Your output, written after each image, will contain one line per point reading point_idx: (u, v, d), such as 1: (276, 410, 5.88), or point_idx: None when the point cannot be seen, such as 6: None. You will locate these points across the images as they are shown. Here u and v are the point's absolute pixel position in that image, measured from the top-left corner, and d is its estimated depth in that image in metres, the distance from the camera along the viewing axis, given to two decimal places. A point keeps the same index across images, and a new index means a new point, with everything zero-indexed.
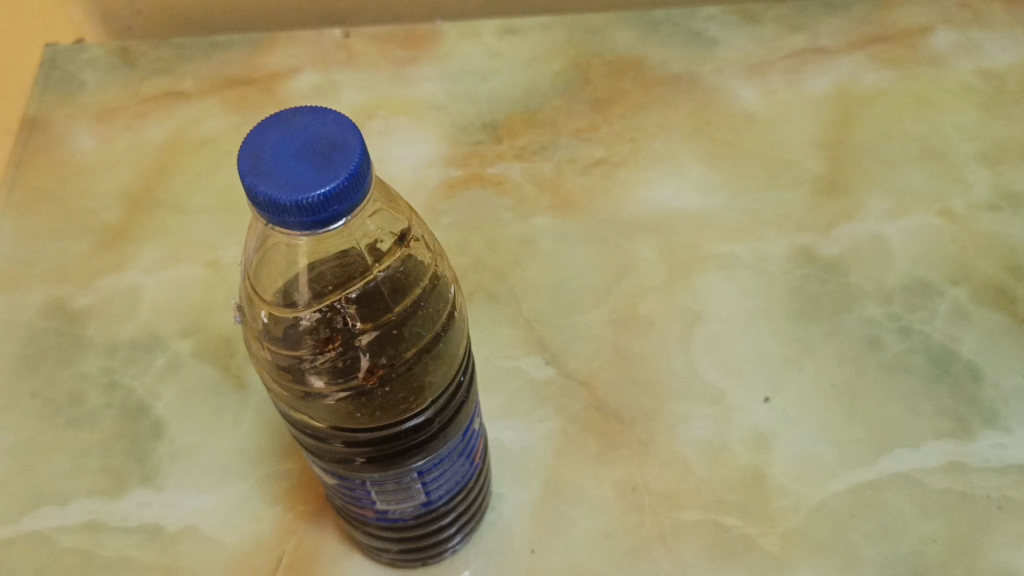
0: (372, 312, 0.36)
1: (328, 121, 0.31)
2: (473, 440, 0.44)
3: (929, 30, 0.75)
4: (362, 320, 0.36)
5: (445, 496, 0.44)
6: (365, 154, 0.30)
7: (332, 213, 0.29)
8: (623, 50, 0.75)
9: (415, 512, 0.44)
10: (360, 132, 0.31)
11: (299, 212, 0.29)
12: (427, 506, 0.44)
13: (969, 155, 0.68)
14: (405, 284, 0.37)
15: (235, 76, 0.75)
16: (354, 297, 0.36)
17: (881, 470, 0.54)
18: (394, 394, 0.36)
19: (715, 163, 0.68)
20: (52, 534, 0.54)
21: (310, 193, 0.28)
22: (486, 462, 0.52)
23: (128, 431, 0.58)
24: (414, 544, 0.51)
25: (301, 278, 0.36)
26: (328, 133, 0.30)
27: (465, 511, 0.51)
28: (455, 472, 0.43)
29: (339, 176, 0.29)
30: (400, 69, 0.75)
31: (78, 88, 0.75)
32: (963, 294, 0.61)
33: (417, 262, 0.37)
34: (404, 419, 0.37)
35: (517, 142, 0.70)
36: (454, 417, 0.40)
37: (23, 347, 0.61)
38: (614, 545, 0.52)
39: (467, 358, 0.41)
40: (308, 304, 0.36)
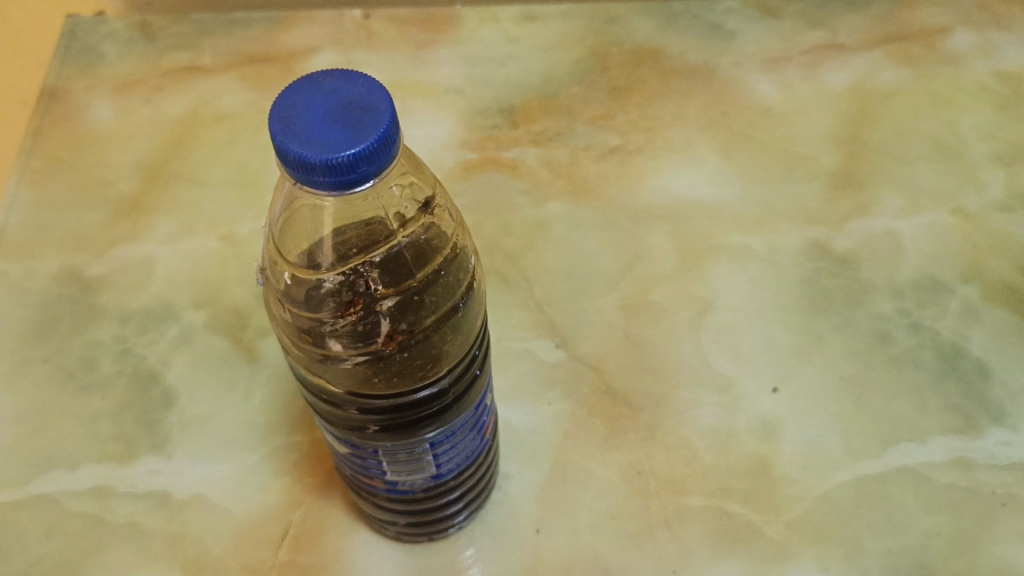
0: (395, 277, 0.37)
1: (360, 85, 0.31)
2: (484, 416, 0.44)
3: (948, 30, 0.75)
4: (384, 285, 0.37)
5: (454, 470, 0.44)
6: (395, 118, 0.30)
7: (360, 174, 0.30)
8: (642, 40, 0.75)
9: (424, 485, 0.44)
10: (390, 96, 0.31)
11: (328, 171, 0.29)
12: (436, 479, 0.44)
13: (985, 156, 0.68)
14: (429, 252, 0.37)
15: (254, 53, 0.75)
16: (377, 262, 0.37)
17: (886, 463, 0.55)
18: (412, 361, 0.37)
19: (731, 155, 0.68)
20: (61, 497, 0.54)
21: (339, 153, 0.29)
22: (495, 440, 0.53)
23: (139, 399, 0.58)
24: (420, 518, 0.51)
25: (324, 242, 0.36)
26: (359, 96, 0.31)
27: (471, 487, 0.51)
28: (466, 446, 0.43)
29: (369, 138, 0.29)
30: (419, 52, 0.75)
31: (98, 59, 0.76)
32: (974, 292, 0.61)
33: (441, 231, 0.38)
34: (420, 387, 0.37)
35: (534, 127, 0.70)
36: (467, 392, 0.40)
37: (37, 313, 0.61)
38: (618, 527, 0.53)
39: (483, 331, 0.41)
40: (331, 267, 0.37)
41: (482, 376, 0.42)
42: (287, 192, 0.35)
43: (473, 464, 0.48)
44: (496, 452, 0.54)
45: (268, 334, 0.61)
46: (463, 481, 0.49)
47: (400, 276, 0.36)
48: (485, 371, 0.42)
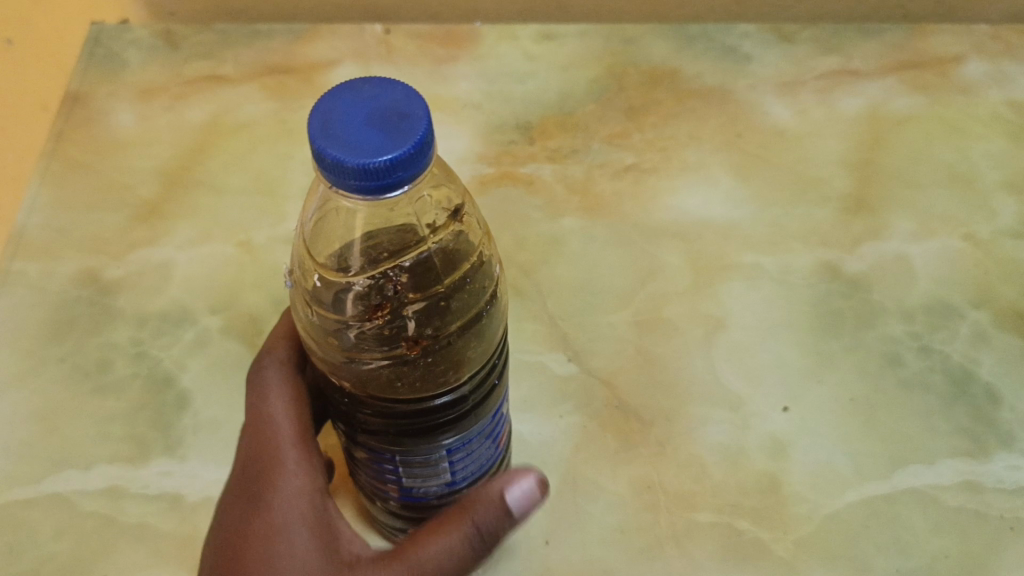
0: (423, 282, 0.38)
1: (396, 95, 0.32)
2: (500, 425, 0.45)
3: (961, 59, 0.76)
4: (411, 290, 0.38)
5: (469, 478, 0.45)
6: (430, 125, 0.31)
7: (396, 179, 0.30)
8: (659, 61, 0.76)
9: (438, 492, 0.44)
10: (426, 104, 0.32)
11: (363, 175, 0.30)
12: (451, 486, 0.44)
13: (995, 183, 0.69)
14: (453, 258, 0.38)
15: (276, 65, 0.77)
16: (407, 266, 0.38)
17: (895, 484, 0.55)
18: (435, 366, 0.37)
19: (745, 176, 0.69)
20: (73, 496, 0.55)
21: (376, 158, 0.30)
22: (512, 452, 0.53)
23: (154, 402, 0.59)
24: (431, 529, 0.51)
25: (353, 246, 0.38)
26: (393, 105, 0.31)
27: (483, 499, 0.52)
28: (481, 454, 0.43)
29: (406, 144, 0.30)
30: (438, 66, 0.76)
31: (121, 67, 0.77)
32: (984, 317, 0.61)
33: (467, 237, 0.39)
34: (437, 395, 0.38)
35: (550, 144, 0.71)
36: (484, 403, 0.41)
37: (55, 313, 0.62)
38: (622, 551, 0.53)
39: (503, 342, 0.42)
40: (361, 270, 0.38)
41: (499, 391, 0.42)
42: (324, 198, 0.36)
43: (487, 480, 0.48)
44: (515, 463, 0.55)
45: None
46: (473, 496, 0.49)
47: (428, 282, 0.38)
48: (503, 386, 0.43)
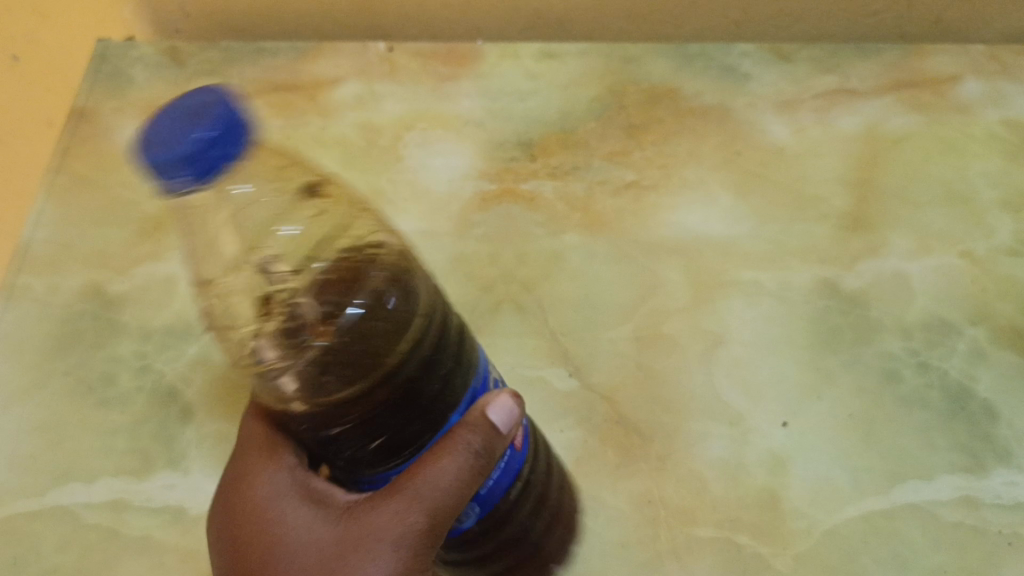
0: (365, 321, 0.42)
1: (229, 129, 0.41)
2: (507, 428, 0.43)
3: (958, 79, 0.76)
4: (356, 329, 0.42)
5: (496, 489, 0.43)
6: (226, 109, 0.41)
7: (208, 155, 0.40)
8: (659, 80, 0.77)
9: (472, 513, 0.43)
10: (236, 103, 0.42)
11: (182, 165, 0.40)
12: (482, 503, 0.43)
13: (992, 202, 0.69)
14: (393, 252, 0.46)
15: (281, 82, 0.78)
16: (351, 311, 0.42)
17: (894, 500, 0.55)
18: (388, 393, 0.41)
19: (744, 193, 0.70)
20: (76, 509, 0.56)
21: (185, 144, 0.40)
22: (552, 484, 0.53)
23: (157, 415, 0.59)
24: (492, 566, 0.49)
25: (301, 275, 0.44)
26: (226, 142, 0.41)
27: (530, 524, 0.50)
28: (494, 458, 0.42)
29: (204, 126, 0.41)
30: (441, 85, 0.77)
31: (127, 84, 0.78)
32: (981, 334, 0.62)
33: (297, 220, 0.46)
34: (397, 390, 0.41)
35: (551, 161, 0.72)
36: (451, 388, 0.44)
37: (61, 328, 0.63)
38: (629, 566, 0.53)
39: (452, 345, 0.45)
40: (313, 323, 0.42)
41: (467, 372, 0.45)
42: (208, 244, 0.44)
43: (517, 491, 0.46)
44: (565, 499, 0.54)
45: None
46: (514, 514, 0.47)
47: (369, 321, 0.42)
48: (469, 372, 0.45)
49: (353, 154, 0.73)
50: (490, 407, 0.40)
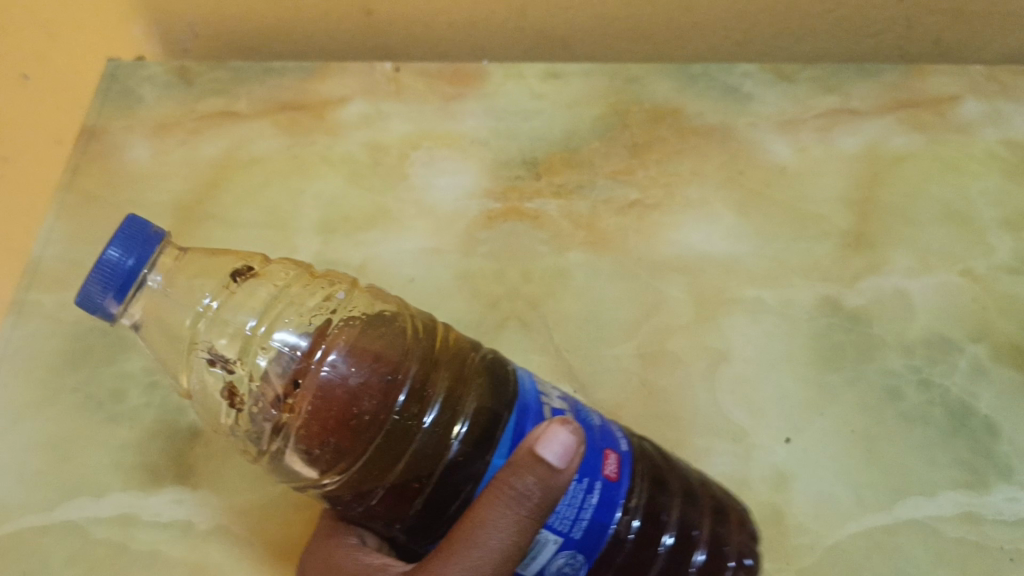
0: (310, 370, 0.44)
1: (128, 239, 0.45)
2: (588, 463, 0.43)
3: (958, 99, 0.77)
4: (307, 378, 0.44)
5: (589, 528, 0.43)
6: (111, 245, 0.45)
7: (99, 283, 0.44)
8: (662, 100, 0.78)
9: (570, 556, 0.43)
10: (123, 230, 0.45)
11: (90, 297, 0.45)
12: (577, 545, 0.43)
13: (993, 220, 0.70)
14: (341, 302, 0.49)
15: (288, 101, 0.79)
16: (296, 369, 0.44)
17: (896, 515, 0.56)
18: (358, 427, 0.43)
19: (746, 212, 0.71)
20: (85, 524, 0.56)
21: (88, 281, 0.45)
22: (702, 518, 0.51)
23: (166, 430, 0.60)
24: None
25: (263, 358, 0.45)
26: (119, 251, 0.45)
27: (679, 562, 0.49)
28: (575, 499, 0.43)
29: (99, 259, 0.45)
30: (446, 104, 0.78)
31: (136, 102, 0.79)
32: (982, 351, 0.63)
33: (256, 295, 0.48)
34: (414, 442, 0.44)
35: (556, 180, 0.73)
36: (490, 423, 0.44)
37: (69, 343, 0.64)
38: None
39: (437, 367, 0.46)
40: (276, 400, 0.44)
41: (507, 398, 0.45)
42: (187, 366, 0.47)
43: (633, 527, 0.47)
44: (726, 529, 0.52)
45: None
46: (641, 549, 0.48)
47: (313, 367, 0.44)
48: (514, 401, 0.44)
49: (360, 172, 0.74)
50: (539, 444, 0.39)
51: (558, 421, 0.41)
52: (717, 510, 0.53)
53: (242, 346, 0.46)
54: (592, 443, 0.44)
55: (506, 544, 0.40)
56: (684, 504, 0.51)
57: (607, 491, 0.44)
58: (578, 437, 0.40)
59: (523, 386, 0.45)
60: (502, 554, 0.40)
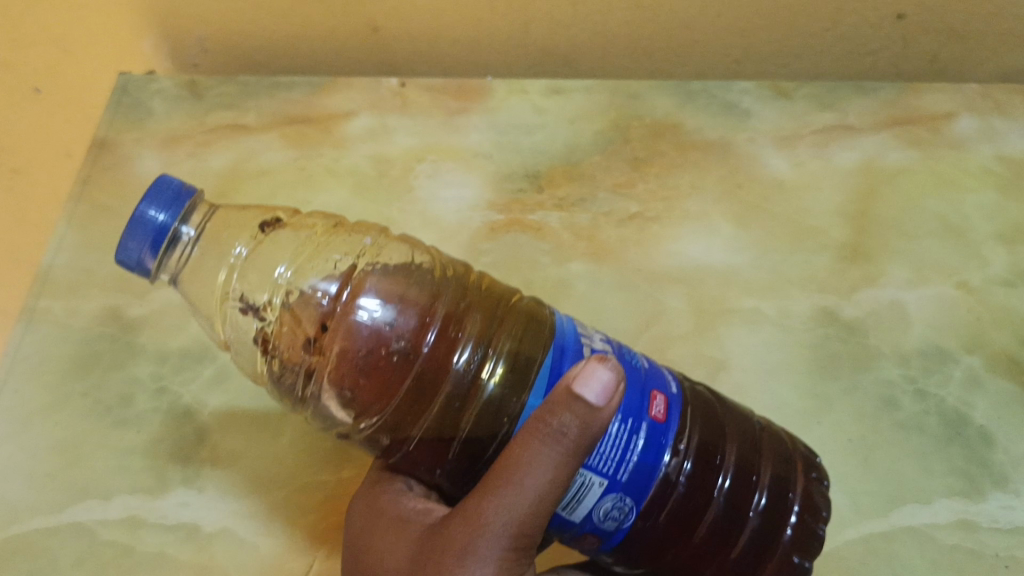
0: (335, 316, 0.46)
1: (161, 196, 0.46)
2: (629, 404, 0.43)
3: (953, 116, 0.79)
4: (335, 325, 0.46)
5: (634, 469, 0.43)
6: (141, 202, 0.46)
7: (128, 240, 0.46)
8: (662, 115, 0.79)
9: (615, 499, 0.43)
10: (155, 186, 0.47)
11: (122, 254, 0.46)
12: (622, 487, 0.43)
13: (987, 234, 0.71)
14: (369, 251, 0.51)
15: (296, 115, 0.80)
16: (324, 315, 0.47)
17: (893, 523, 0.57)
18: (385, 367, 0.45)
19: (745, 225, 0.72)
20: (92, 525, 0.57)
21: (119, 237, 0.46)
22: (763, 463, 0.49)
23: (173, 435, 0.61)
24: (712, 564, 0.48)
25: (289, 301, 0.47)
26: (152, 208, 0.46)
27: (738, 509, 0.48)
28: (617, 440, 0.42)
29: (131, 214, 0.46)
30: (450, 118, 0.80)
31: (147, 115, 0.81)
32: (977, 362, 0.64)
33: (284, 245, 0.50)
34: (446, 382, 0.45)
35: (558, 193, 0.74)
36: (524, 362, 0.45)
37: (79, 350, 0.65)
38: (817, 530, 0.50)
39: (463, 308, 0.47)
40: (308, 347, 0.46)
41: (542, 339, 0.45)
42: (219, 318, 0.49)
43: (685, 470, 0.46)
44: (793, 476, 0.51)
45: None
46: (695, 494, 0.46)
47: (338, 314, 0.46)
48: (549, 341, 0.45)
49: (366, 184, 0.75)
50: (578, 383, 0.39)
51: (596, 360, 0.40)
52: (779, 453, 0.51)
53: (270, 290, 0.48)
54: (636, 385, 0.44)
55: (545, 483, 0.40)
56: (740, 446, 0.49)
57: (653, 432, 0.43)
58: (618, 376, 0.40)
59: (560, 325, 0.46)
60: (542, 494, 0.40)
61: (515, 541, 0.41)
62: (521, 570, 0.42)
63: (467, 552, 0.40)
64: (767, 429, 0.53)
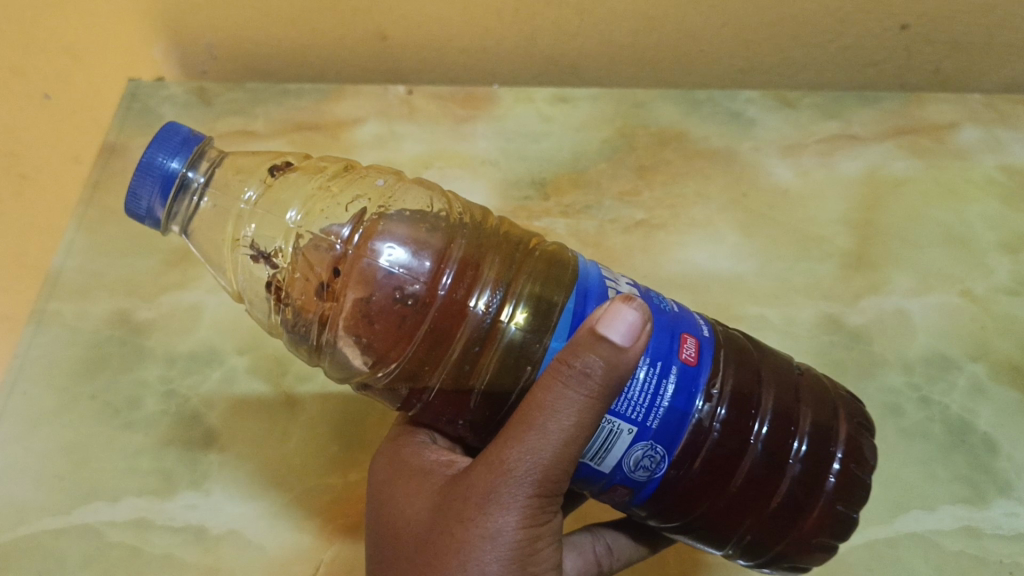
0: (351, 262, 0.46)
1: (167, 144, 0.47)
2: (656, 347, 0.43)
3: (956, 126, 0.79)
4: (350, 271, 0.46)
5: (665, 412, 0.42)
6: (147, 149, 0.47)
7: (137, 187, 0.47)
8: (667, 124, 0.80)
9: (647, 444, 0.43)
10: (162, 134, 0.48)
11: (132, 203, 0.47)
12: (653, 431, 0.42)
13: (991, 243, 0.72)
14: (383, 193, 0.50)
15: (304, 122, 0.81)
16: (338, 261, 0.47)
17: (897, 529, 0.57)
18: (402, 313, 0.45)
19: (750, 233, 0.72)
20: (100, 527, 0.57)
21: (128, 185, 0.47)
22: (803, 410, 0.48)
23: (181, 437, 0.61)
24: (750, 515, 0.46)
25: (300, 245, 0.48)
26: (161, 154, 0.47)
27: (777, 456, 0.46)
28: (644, 383, 0.42)
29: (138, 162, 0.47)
30: (457, 125, 0.80)
31: (156, 121, 0.82)
32: (981, 370, 0.64)
33: (293, 187, 0.50)
34: (465, 327, 0.45)
35: (564, 200, 0.75)
36: (544, 305, 0.45)
37: (88, 353, 0.65)
38: (860, 479, 0.48)
39: (480, 251, 0.47)
40: (323, 294, 0.47)
41: (564, 282, 0.45)
42: (232, 266, 0.50)
43: (718, 416, 0.45)
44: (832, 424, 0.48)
45: (307, 380, 0.63)
46: (729, 441, 0.45)
47: (353, 258, 0.46)
48: (572, 285, 0.45)
49: None
50: (602, 323, 0.39)
51: (621, 301, 0.41)
52: (820, 398, 0.49)
53: (282, 236, 0.48)
54: (665, 328, 0.44)
55: (569, 428, 0.40)
56: (777, 392, 0.47)
57: (683, 376, 0.43)
58: (642, 316, 0.40)
59: (584, 270, 0.46)
60: (567, 438, 0.40)
61: (539, 487, 0.41)
62: (545, 518, 0.42)
63: (489, 500, 0.41)
64: (807, 373, 0.51)
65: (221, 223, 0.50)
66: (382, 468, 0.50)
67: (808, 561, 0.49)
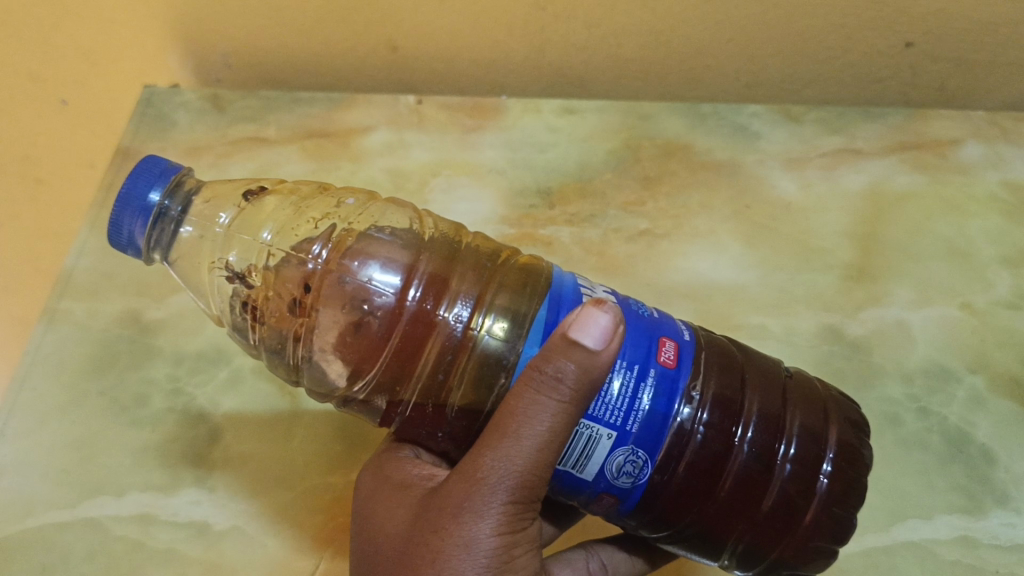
0: (322, 278, 0.48)
1: (147, 174, 0.48)
2: (631, 351, 0.44)
3: (959, 142, 0.80)
4: (321, 287, 0.47)
5: (643, 415, 0.43)
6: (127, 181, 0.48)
7: (119, 219, 0.48)
8: (673, 136, 0.81)
9: (626, 449, 0.43)
10: (140, 165, 0.49)
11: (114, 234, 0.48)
12: (632, 435, 0.43)
13: (991, 257, 0.72)
14: (355, 212, 0.52)
15: (316, 129, 0.82)
16: (309, 278, 0.48)
17: (894, 537, 0.57)
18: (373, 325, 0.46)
19: (752, 244, 0.73)
20: (105, 521, 0.58)
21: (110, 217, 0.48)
22: (791, 412, 0.48)
23: (186, 434, 0.62)
24: (742, 521, 0.47)
25: (272, 263, 0.49)
26: (141, 184, 0.48)
27: (765, 457, 0.46)
28: (620, 386, 0.43)
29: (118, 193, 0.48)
30: (466, 135, 0.82)
31: (170, 126, 0.83)
32: (979, 381, 0.64)
33: (266, 211, 0.51)
34: (437, 336, 0.46)
35: (569, 209, 0.76)
36: (516, 317, 0.46)
37: (97, 351, 0.67)
38: (855, 482, 0.48)
39: (452, 264, 0.48)
40: (296, 311, 0.48)
41: (537, 291, 0.46)
42: (209, 289, 0.51)
43: (701, 420, 0.45)
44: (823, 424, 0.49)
45: None
46: (713, 444, 0.45)
47: (324, 274, 0.48)
48: (545, 293, 0.46)
49: None
50: (576, 329, 0.40)
51: (593, 305, 0.41)
52: (808, 400, 0.50)
53: (251, 255, 0.50)
54: (641, 333, 0.45)
55: (542, 435, 0.41)
56: (762, 397, 0.48)
57: (661, 379, 0.44)
58: (616, 319, 0.41)
59: (558, 280, 0.47)
60: (540, 446, 0.41)
61: (515, 494, 0.41)
62: (522, 525, 0.43)
63: (464, 509, 0.42)
64: (795, 377, 0.51)
65: (200, 249, 0.50)
66: (365, 482, 0.50)
67: (807, 567, 0.49)
